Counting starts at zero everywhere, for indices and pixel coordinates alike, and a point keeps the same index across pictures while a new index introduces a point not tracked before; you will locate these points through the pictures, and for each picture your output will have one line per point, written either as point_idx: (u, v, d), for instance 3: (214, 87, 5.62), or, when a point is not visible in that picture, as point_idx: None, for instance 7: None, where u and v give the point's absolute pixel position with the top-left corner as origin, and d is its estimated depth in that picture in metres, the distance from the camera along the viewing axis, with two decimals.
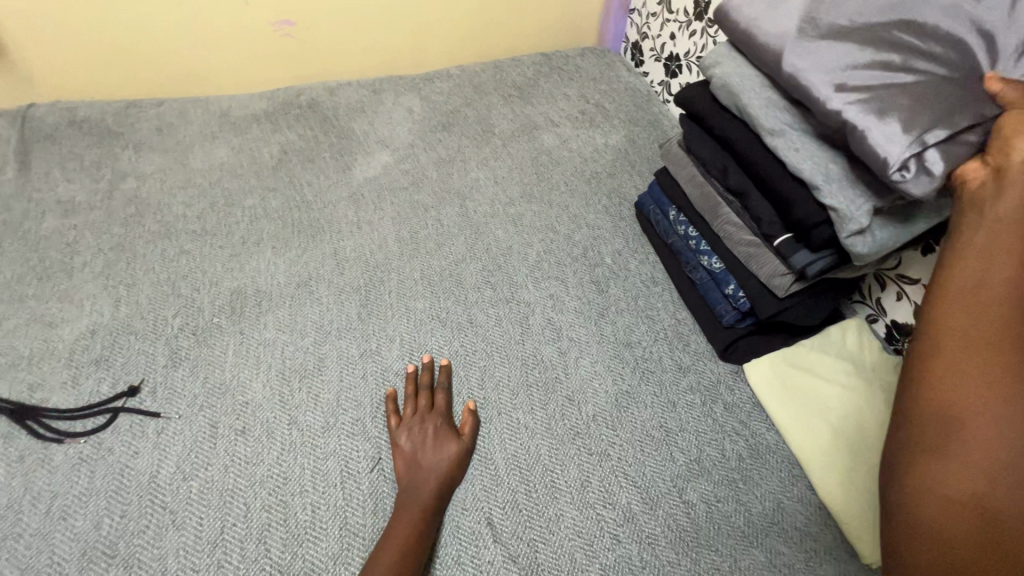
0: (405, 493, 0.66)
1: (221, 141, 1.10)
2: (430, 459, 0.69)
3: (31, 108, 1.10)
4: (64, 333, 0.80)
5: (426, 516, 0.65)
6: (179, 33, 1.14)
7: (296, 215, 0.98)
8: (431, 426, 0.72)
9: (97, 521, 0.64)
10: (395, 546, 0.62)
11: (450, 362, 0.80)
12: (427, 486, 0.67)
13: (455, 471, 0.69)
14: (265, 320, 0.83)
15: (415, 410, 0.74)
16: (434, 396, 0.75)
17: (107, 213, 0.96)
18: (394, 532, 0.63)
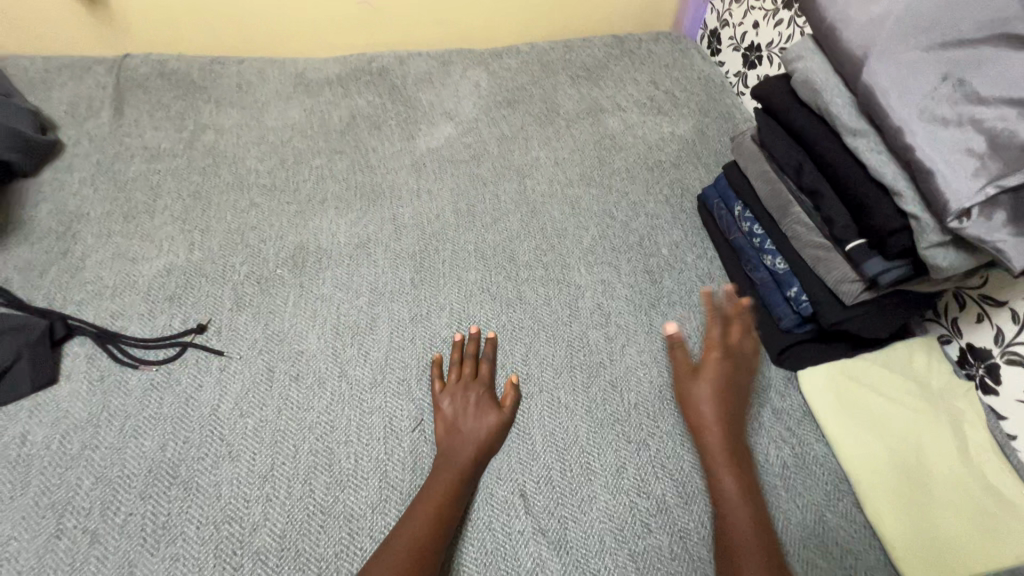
0: (445, 456, 0.68)
1: (295, 102, 1.14)
2: (470, 426, 0.70)
3: (127, 58, 1.18)
4: (144, 269, 0.86)
5: (462, 478, 0.66)
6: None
7: (360, 178, 1.01)
8: (474, 394, 0.73)
9: (163, 443, 0.69)
10: (431, 504, 0.64)
11: (496, 335, 0.81)
12: (467, 452, 0.68)
13: (492, 440, 0.70)
14: (324, 276, 0.86)
15: (460, 377, 0.75)
16: (479, 365, 0.77)
17: (188, 161, 1.01)
18: (431, 491, 0.65)
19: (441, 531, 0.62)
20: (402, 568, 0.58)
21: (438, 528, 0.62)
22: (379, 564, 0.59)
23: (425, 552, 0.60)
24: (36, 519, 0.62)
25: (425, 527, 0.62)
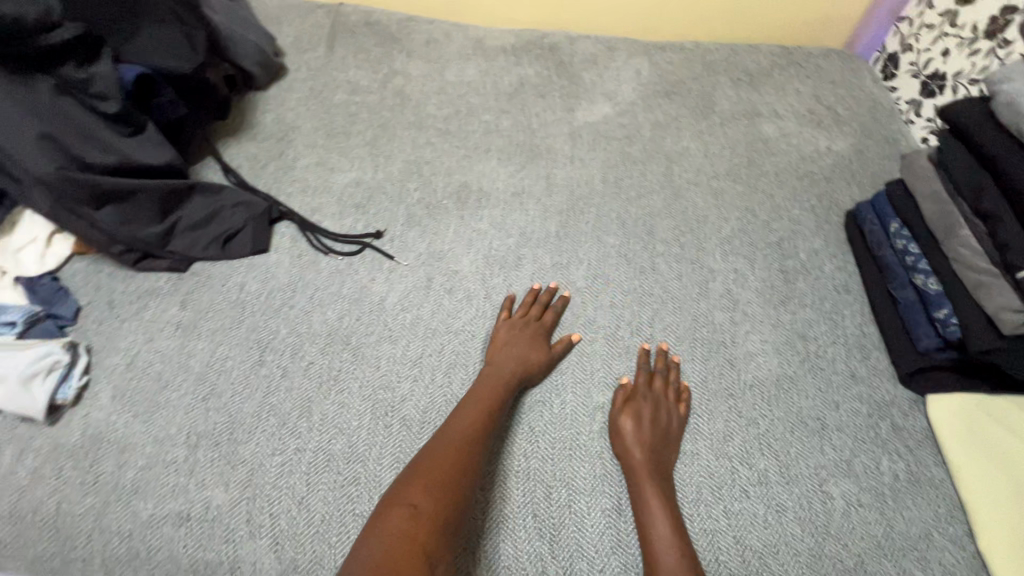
0: (492, 374, 0.74)
1: (473, 63, 1.26)
2: (519, 345, 0.77)
3: (341, 6, 1.36)
4: (338, 178, 1.01)
5: (501, 388, 0.72)
6: None
7: (522, 137, 1.11)
8: (531, 330, 0.80)
9: (341, 315, 0.83)
10: (472, 407, 0.69)
11: (569, 295, 0.87)
12: (512, 371, 0.74)
13: (536, 367, 0.76)
14: (481, 214, 0.97)
15: (525, 316, 0.82)
16: (546, 313, 0.83)
17: (381, 98, 1.16)
18: (471, 398, 0.71)
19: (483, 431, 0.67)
20: (455, 453, 0.63)
21: (480, 427, 0.67)
22: (435, 448, 0.64)
23: (470, 444, 0.65)
24: (245, 349, 0.79)
25: (471, 425, 0.67)
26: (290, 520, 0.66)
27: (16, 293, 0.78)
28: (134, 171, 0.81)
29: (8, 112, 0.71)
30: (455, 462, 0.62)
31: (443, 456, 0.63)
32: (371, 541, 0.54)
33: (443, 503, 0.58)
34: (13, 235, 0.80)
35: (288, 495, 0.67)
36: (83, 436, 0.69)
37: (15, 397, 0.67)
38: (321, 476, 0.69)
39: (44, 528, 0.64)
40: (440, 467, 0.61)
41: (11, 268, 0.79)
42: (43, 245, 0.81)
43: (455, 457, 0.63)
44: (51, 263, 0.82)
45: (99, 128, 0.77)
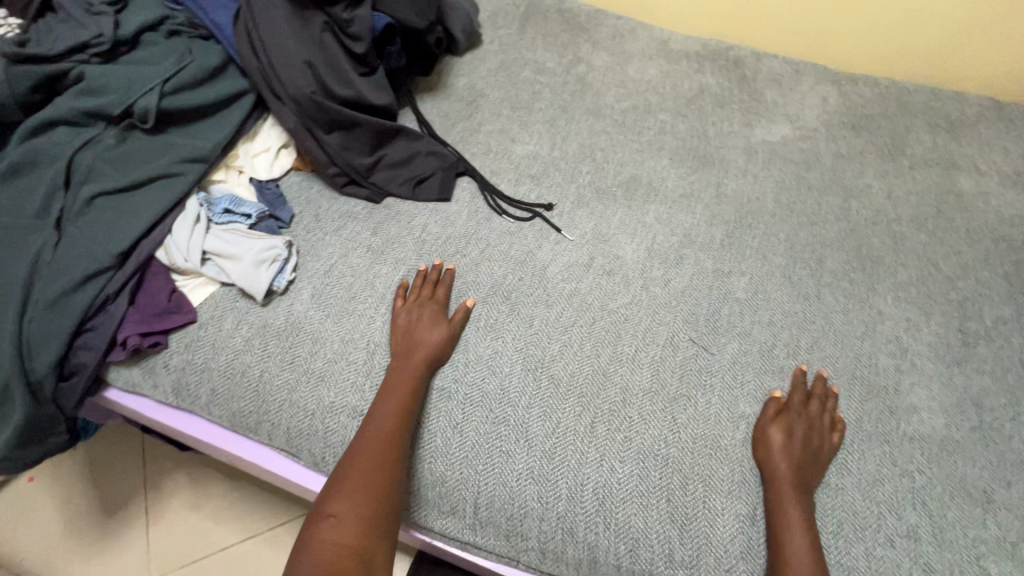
0: (405, 362, 0.76)
1: (655, 62, 1.27)
2: (424, 336, 0.77)
3: None
4: (517, 147, 1.06)
5: (412, 388, 0.73)
6: None
7: (696, 143, 1.11)
8: (427, 308, 0.80)
9: (507, 273, 0.87)
10: (398, 404, 0.72)
11: (455, 268, 0.88)
12: (420, 356, 0.76)
13: (440, 348, 0.77)
14: (648, 208, 0.98)
15: (418, 296, 0.82)
16: (437, 288, 0.83)
17: (563, 81, 1.21)
18: (397, 394, 0.73)
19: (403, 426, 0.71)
20: (378, 457, 0.68)
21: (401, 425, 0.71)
22: (362, 451, 0.68)
23: (395, 445, 0.70)
24: (421, 282, 0.86)
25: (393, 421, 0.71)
26: (444, 439, 0.74)
27: (248, 191, 0.90)
28: (361, 106, 0.91)
29: (284, 38, 0.84)
30: (380, 466, 0.67)
31: (368, 459, 0.68)
32: (310, 555, 0.61)
33: (371, 506, 0.65)
34: (253, 142, 0.93)
35: (445, 417, 0.75)
36: (286, 322, 0.79)
37: (248, 274, 0.79)
38: (473, 407, 0.75)
39: (248, 388, 0.76)
40: (370, 472, 0.67)
41: (248, 169, 0.91)
42: (272, 156, 0.93)
43: (381, 461, 0.68)
44: (274, 171, 0.93)
45: (344, 63, 0.88)
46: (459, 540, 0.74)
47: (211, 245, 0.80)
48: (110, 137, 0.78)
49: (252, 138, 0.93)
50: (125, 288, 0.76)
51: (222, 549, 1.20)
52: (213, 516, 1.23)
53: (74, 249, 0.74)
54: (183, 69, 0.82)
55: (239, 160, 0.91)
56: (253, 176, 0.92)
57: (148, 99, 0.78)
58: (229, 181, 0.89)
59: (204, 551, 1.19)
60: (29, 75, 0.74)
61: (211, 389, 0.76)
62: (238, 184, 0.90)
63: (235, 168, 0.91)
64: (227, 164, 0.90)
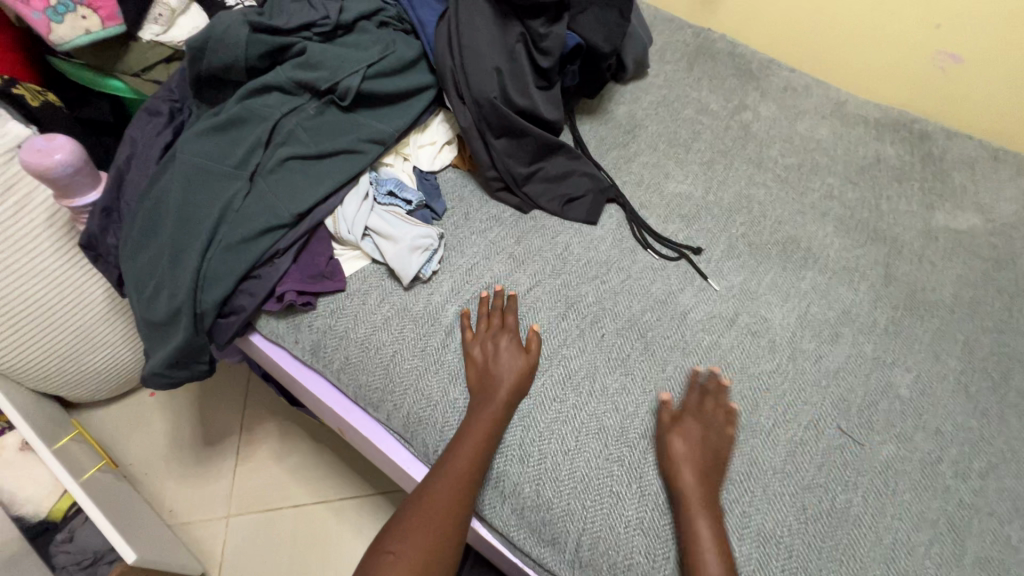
0: (482, 397, 0.73)
1: (828, 122, 1.19)
2: (500, 370, 0.74)
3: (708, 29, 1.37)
4: (671, 185, 1.03)
5: (492, 428, 0.71)
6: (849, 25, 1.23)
7: (866, 215, 1.01)
8: (501, 339, 0.77)
9: (644, 309, 0.85)
10: (473, 445, 0.69)
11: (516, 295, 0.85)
12: (499, 393, 0.72)
13: (519, 381, 0.74)
14: (804, 275, 0.91)
15: (488, 326, 0.79)
16: (504, 316, 0.80)
17: (726, 126, 1.15)
18: (471, 433, 0.70)
19: (481, 459, 0.70)
20: (454, 491, 0.67)
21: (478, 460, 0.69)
22: (438, 480, 0.68)
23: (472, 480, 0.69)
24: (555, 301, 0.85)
25: (472, 454, 0.69)
26: (555, 462, 0.72)
27: (411, 178, 0.94)
28: (533, 117, 0.92)
29: (481, 41, 0.88)
30: (450, 507, 0.67)
31: (443, 493, 0.67)
32: None
33: (441, 539, 0.65)
34: (422, 134, 0.97)
35: (557, 442, 0.73)
36: (424, 310, 0.81)
37: (401, 257, 0.82)
38: (590, 438, 0.73)
39: (379, 365, 0.78)
40: (445, 508, 0.66)
41: (414, 158, 0.95)
42: (436, 150, 0.97)
43: (457, 494, 0.67)
44: (436, 163, 0.97)
45: (528, 73, 0.89)
46: (552, 572, 0.71)
47: (374, 224, 0.84)
48: (312, 108, 0.85)
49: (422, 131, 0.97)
50: (294, 246, 0.82)
51: (294, 507, 1.25)
52: (292, 473, 1.28)
53: (262, 203, 0.81)
54: (386, 57, 0.88)
55: (408, 149, 0.95)
56: (417, 165, 0.95)
57: (352, 79, 0.84)
58: (397, 166, 0.94)
59: (278, 504, 1.25)
60: (262, 43, 0.82)
61: (344, 357, 0.79)
62: (403, 170, 0.94)
63: (403, 156, 0.95)
64: (397, 151, 0.95)
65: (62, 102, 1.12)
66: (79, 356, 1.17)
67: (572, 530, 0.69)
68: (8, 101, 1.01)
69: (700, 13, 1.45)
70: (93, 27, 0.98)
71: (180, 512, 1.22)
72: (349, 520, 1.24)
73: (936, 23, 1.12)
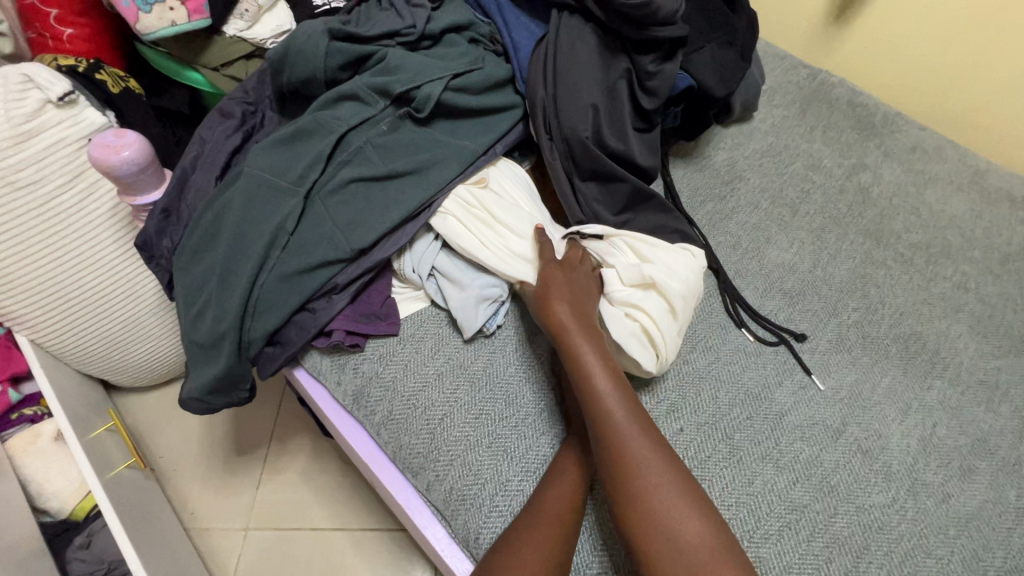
0: (572, 434, 0.67)
1: (965, 195, 1.01)
2: (586, 401, 0.67)
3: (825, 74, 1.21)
4: (773, 252, 0.90)
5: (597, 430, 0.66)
6: (998, 84, 1.06)
7: (1010, 317, 0.85)
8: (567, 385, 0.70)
9: (731, 404, 0.72)
10: (583, 454, 0.64)
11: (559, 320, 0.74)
12: (588, 425, 0.66)
13: None
14: (930, 385, 0.76)
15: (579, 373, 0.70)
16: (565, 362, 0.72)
17: (840, 188, 1.01)
18: (579, 447, 0.65)
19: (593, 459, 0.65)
20: (548, 545, 0.57)
21: (575, 499, 0.61)
22: (538, 520, 0.59)
23: (569, 531, 0.59)
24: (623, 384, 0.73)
25: (568, 494, 0.61)
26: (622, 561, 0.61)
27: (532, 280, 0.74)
28: (626, 162, 0.81)
29: (580, 75, 0.78)
30: (577, 489, 0.62)
31: (536, 553, 0.56)
32: None
33: (570, 519, 0.60)
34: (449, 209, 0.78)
35: (617, 517, 0.64)
36: (484, 370, 0.72)
37: (466, 306, 0.73)
38: None
39: (424, 428, 0.69)
40: (539, 570, 0.56)
41: (621, 297, 0.72)
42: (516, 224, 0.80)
43: (553, 547, 0.57)
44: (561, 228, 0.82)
45: (628, 114, 0.79)
46: None
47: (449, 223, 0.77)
48: (386, 123, 0.77)
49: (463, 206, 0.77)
50: (352, 284, 0.75)
51: (313, 530, 1.19)
52: (317, 493, 1.22)
53: (320, 228, 0.74)
54: (472, 71, 0.80)
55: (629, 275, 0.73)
56: (651, 320, 0.70)
57: (433, 87, 0.76)
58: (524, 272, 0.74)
59: (298, 524, 1.19)
60: (340, 51, 0.77)
61: (387, 412, 0.71)
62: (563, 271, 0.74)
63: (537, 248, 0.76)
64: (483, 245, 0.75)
65: (141, 90, 1.09)
66: (124, 346, 1.14)
67: None
68: (87, 83, 1.00)
69: (820, 52, 1.29)
70: (179, 19, 0.94)
71: (200, 516, 1.20)
72: (369, 554, 1.16)
73: None
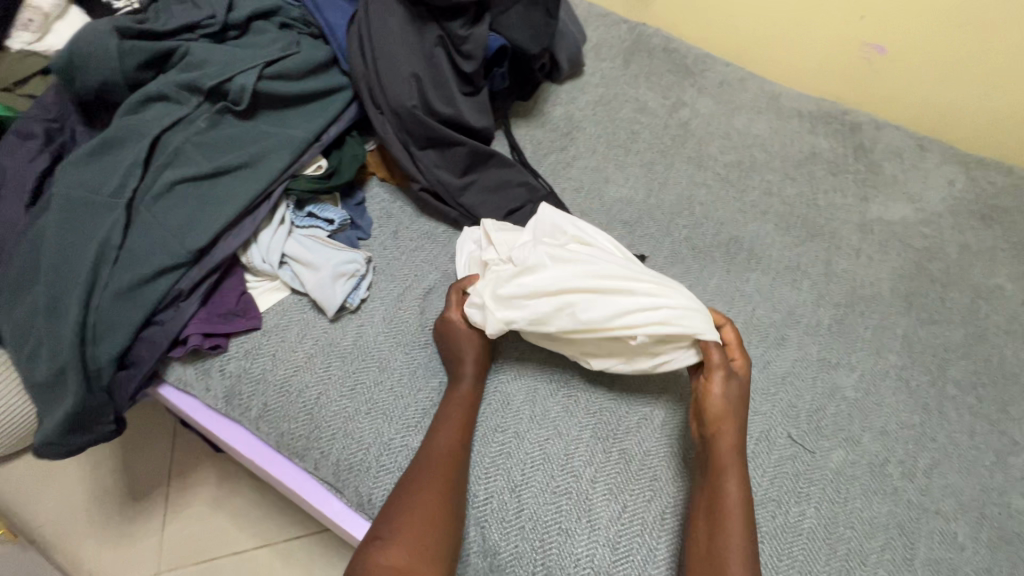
0: (450, 380, 0.71)
1: (764, 117, 1.18)
2: (461, 346, 0.71)
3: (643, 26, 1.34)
4: (612, 190, 0.99)
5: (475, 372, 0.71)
6: (778, 18, 1.23)
7: (805, 211, 1.01)
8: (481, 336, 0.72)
9: None
10: (461, 396, 0.69)
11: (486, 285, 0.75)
12: (464, 370, 0.70)
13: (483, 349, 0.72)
14: (748, 277, 0.89)
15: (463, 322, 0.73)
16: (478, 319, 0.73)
17: (664, 125, 1.13)
18: (457, 390, 0.70)
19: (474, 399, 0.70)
20: (435, 484, 0.62)
21: (457, 443, 0.65)
22: (423, 464, 0.63)
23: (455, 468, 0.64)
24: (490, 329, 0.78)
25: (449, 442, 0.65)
26: (507, 480, 0.67)
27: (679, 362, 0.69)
28: (460, 126, 0.86)
29: (397, 48, 0.81)
30: (460, 429, 0.67)
31: (424, 493, 0.61)
32: (396, 527, 0.59)
33: (454, 456, 0.64)
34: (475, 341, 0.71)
35: (497, 445, 0.69)
36: (353, 344, 0.74)
37: (324, 286, 0.74)
38: (574, 416, 0.72)
39: (301, 410, 0.70)
40: (428, 507, 0.60)
41: None
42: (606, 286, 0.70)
43: (441, 484, 0.62)
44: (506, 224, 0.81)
45: (450, 80, 0.83)
46: None
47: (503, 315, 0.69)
48: (203, 120, 0.75)
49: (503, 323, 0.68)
50: (199, 286, 0.73)
51: (233, 555, 1.14)
52: (232, 517, 1.18)
53: (151, 237, 0.71)
54: (287, 56, 0.79)
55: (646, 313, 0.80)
56: None
57: (247, 77, 0.75)
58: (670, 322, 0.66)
59: (216, 553, 1.14)
60: (135, 51, 0.74)
61: (262, 404, 0.71)
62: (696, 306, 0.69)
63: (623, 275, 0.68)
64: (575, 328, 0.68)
65: None
66: None
67: (522, 463, 0.68)
68: None
69: (638, 8, 1.41)
70: None
71: None
72: (297, 561, 1.15)
73: (863, 12, 1.13)
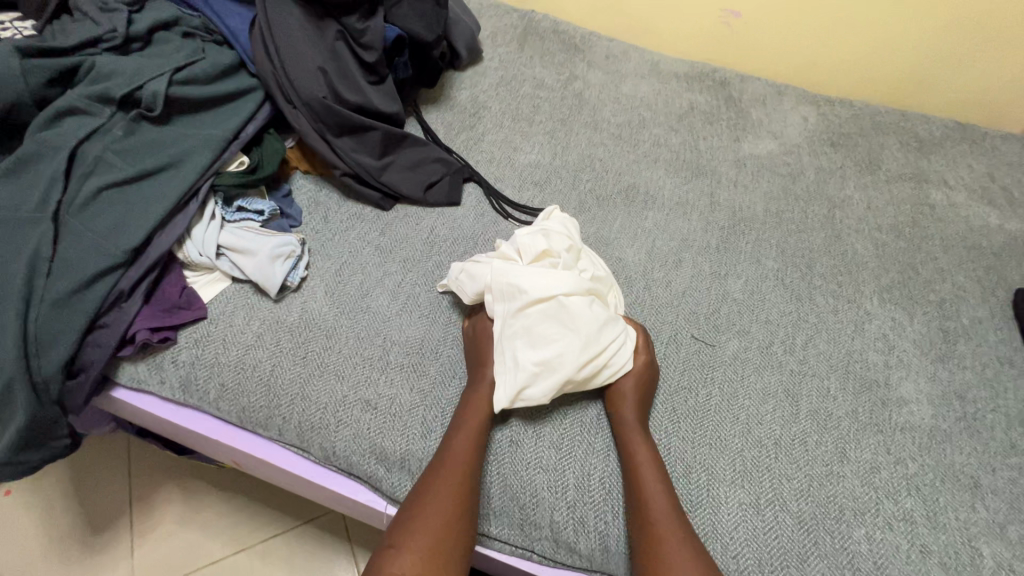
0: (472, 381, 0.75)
1: (647, 81, 1.32)
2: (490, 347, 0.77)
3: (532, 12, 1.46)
4: (521, 157, 1.10)
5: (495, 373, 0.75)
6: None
7: (688, 156, 1.16)
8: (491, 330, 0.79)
9: None
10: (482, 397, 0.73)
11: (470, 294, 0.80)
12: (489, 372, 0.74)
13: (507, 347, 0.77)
14: (646, 215, 1.02)
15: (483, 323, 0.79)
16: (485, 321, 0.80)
17: (561, 97, 1.25)
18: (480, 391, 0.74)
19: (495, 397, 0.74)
20: (456, 482, 0.66)
21: (475, 447, 0.69)
22: (445, 464, 0.67)
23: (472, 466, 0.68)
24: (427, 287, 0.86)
25: (466, 445, 0.69)
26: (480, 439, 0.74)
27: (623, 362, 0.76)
28: (371, 112, 0.93)
29: (300, 44, 0.88)
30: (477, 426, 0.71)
31: (445, 491, 0.65)
32: (417, 517, 0.64)
33: (474, 453, 0.69)
34: (502, 368, 0.73)
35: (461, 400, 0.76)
36: (299, 317, 0.80)
37: (262, 267, 0.79)
38: None
39: (259, 383, 0.75)
40: (447, 501, 0.65)
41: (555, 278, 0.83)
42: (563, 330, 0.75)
43: (461, 482, 0.66)
44: (537, 234, 0.81)
45: (355, 70, 0.91)
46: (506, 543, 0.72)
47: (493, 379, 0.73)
48: (120, 128, 0.78)
49: (537, 365, 0.72)
50: (140, 285, 0.76)
51: (209, 564, 1.15)
52: (203, 529, 1.18)
53: (83, 243, 0.73)
54: (195, 62, 0.84)
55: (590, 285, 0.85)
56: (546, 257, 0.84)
57: (158, 83, 0.79)
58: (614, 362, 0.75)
59: (191, 566, 1.14)
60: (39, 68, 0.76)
61: (220, 384, 0.76)
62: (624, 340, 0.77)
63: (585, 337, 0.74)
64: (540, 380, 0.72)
65: None
66: None
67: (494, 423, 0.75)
68: None
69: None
70: None
71: None
72: (276, 558, 1.17)
73: None
